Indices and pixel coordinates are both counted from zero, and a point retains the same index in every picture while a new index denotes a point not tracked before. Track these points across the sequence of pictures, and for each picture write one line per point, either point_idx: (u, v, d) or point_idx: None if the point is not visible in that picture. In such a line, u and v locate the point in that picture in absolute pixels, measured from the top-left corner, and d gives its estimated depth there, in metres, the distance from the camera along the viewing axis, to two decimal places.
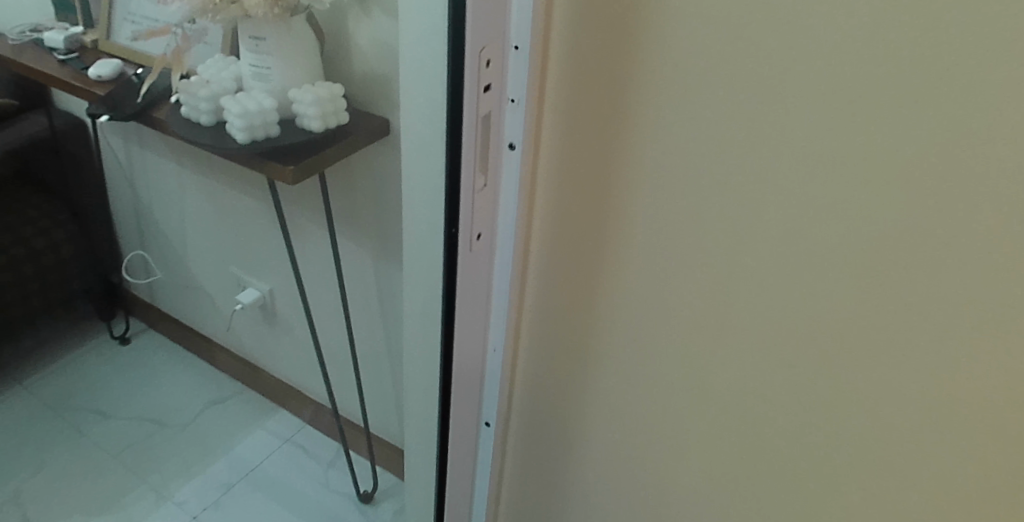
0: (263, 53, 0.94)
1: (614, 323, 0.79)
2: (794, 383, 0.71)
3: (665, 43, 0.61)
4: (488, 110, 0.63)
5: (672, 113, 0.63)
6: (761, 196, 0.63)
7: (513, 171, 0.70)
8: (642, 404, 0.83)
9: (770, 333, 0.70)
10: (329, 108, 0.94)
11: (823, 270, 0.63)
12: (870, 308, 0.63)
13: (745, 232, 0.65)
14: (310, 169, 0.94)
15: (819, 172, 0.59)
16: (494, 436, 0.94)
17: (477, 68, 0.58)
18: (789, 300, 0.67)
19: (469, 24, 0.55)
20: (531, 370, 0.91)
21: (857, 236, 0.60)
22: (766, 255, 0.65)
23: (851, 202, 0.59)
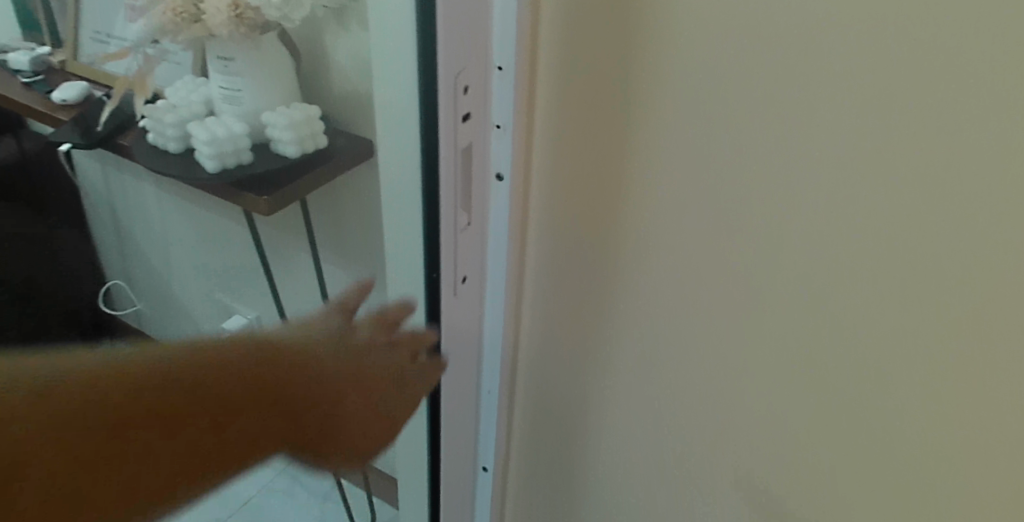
0: (233, 75, 0.87)
1: (617, 357, 0.73)
2: (818, 424, 0.65)
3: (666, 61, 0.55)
4: (470, 141, 0.57)
5: (677, 130, 0.57)
6: (778, 220, 0.57)
7: (502, 202, 0.65)
8: (646, 441, 0.77)
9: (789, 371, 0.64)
10: (305, 131, 0.87)
11: (849, 300, 0.57)
12: (906, 341, 0.56)
13: (759, 264, 0.60)
14: (286, 197, 0.87)
15: (844, 194, 0.53)
16: (493, 479, 0.88)
17: (453, 96, 0.52)
18: (811, 334, 0.61)
19: (441, 49, 0.49)
20: (529, 408, 0.84)
21: (889, 264, 0.54)
22: (786, 284, 0.59)
23: (883, 225, 0.52)
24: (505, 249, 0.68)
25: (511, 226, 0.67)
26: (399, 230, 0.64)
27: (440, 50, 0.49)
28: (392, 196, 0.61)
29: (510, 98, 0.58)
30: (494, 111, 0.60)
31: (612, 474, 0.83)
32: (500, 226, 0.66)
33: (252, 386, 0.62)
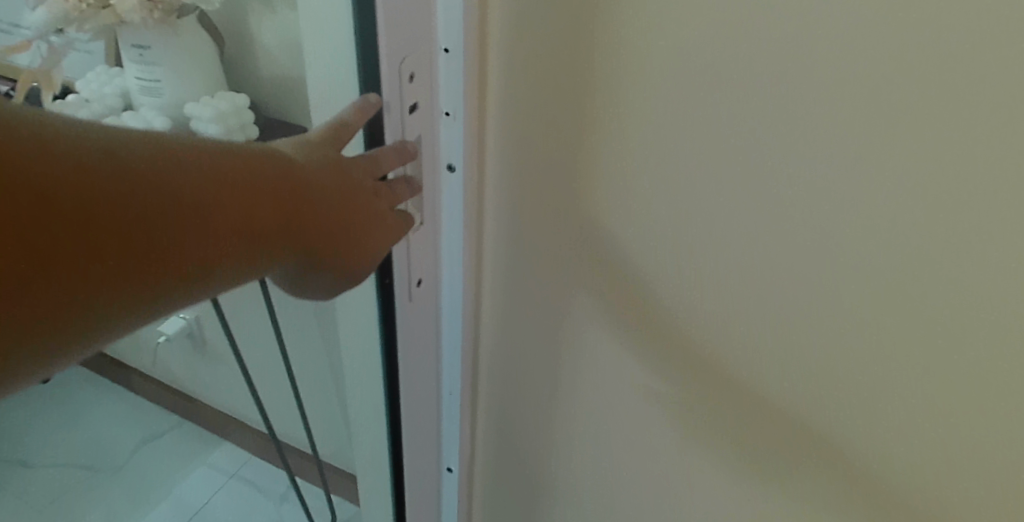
0: (151, 64, 0.79)
1: (583, 351, 0.70)
2: (790, 425, 0.62)
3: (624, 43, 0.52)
4: (418, 133, 0.55)
5: (638, 116, 0.54)
6: (748, 208, 0.54)
7: (455, 195, 0.61)
8: (614, 435, 0.74)
9: (758, 370, 0.61)
10: (233, 123, 0.80)
11: (822, 291, 0.54)
12: (877, 333, 0.54)
13: (726, 255, 0.57)
14: None
15: (815, 180, 0.50)
16: (458, 482, 0.85)
17: (397, 85, 0.51)
18: (781, 330, 0.58)
19: (384, 38, 0.48)
20: (492, 405, 0.81)
21: (861, 253, 0.52)
22: (756, 275, 0.57)
23: (856, 214, 0.50)
24: (461, 244, 0.64)
25: (466, 220, 0.63)
26: None
27: (383, 38, 0.48)
28: None
29: (462, 82, 0.55)
30: (443, 98, 0.56)
31: (580, 474, 0.80)
32: (454, 221, 0.62)
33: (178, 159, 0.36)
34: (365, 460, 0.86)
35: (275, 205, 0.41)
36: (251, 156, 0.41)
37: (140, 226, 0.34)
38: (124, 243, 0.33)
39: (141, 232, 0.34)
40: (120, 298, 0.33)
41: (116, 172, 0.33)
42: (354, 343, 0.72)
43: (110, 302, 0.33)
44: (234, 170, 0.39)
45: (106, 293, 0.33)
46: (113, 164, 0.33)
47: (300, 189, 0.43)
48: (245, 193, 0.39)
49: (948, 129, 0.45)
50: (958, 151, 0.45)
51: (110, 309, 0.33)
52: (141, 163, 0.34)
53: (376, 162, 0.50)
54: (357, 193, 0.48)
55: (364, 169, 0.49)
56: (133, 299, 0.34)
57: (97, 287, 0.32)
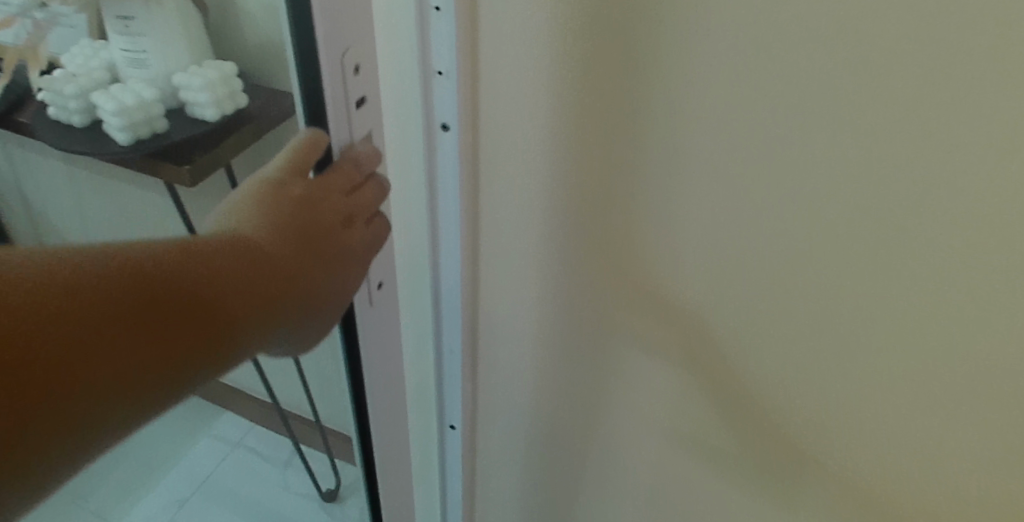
0: (135, 35, 0.79)
1: (582, 300, 0.72)
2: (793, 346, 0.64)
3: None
4: (368, 127, 0.57)
5: (631, 63, 0.56)
6: (737, 149, 0.56)
7: (450, 154, 0.61)
8: (614, 376, 0.77)
9: (756, 299, 0.63)
10: (223, 92, 0.80)
11: (814, 225, 0.57)
12: (862, 259, 0.57)
13: (719, 190, 0.59)
14: (208, 167, 0.80)
15: (802, 118, 0.53)
16: (462, 438, 0.85)
17: (342, 81, 0.52)
18: (782, 257, 0.60)
19: (321, 30, 0.49)
20: (497, 362, 0.82)
21: (847, 187, 0.54)
22: (747, 212, 0.59)
23: (842, 149, 0.53)
24: (458, 202, 0.64)
25: (461, 178, 0.63)
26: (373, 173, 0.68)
27: (320, 32, 0.49)
28: None
29: (452, 42, 0.55)
30: (434, 58, 0.56)
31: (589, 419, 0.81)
32: (451, 180, 0.63)
33: (129, 263, 0.36)
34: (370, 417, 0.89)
35: (240, 277, 0.40)
36: (204, 241, 0.40)
37: (108, 345, 0.33)
38: (95, 365, 0.33)
39: (110, 351, 0.33)
40: (101, 412, 0.33)
41: (72, 294, 0.33)
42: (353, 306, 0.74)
43: (93, 425, 0.33)
44: (191, 263, 0.38)
45: (86, 419, 0.33)
46: (61, 284, 0.33)
47: (262, 257, 0.42)
48: (208, 277, 0.39)
49: (933, 42, 0.46)
50: (941, 67, 0.47)
51: (95, 428, 0.33)
52: (94, 274, 0.34)
53: (334, 186, 0.50)
54: (324, 238, 0.47)
55: (326, 207, 0.48)
56: (117, 406, 0.34)
57: (74, 406, 0.32)
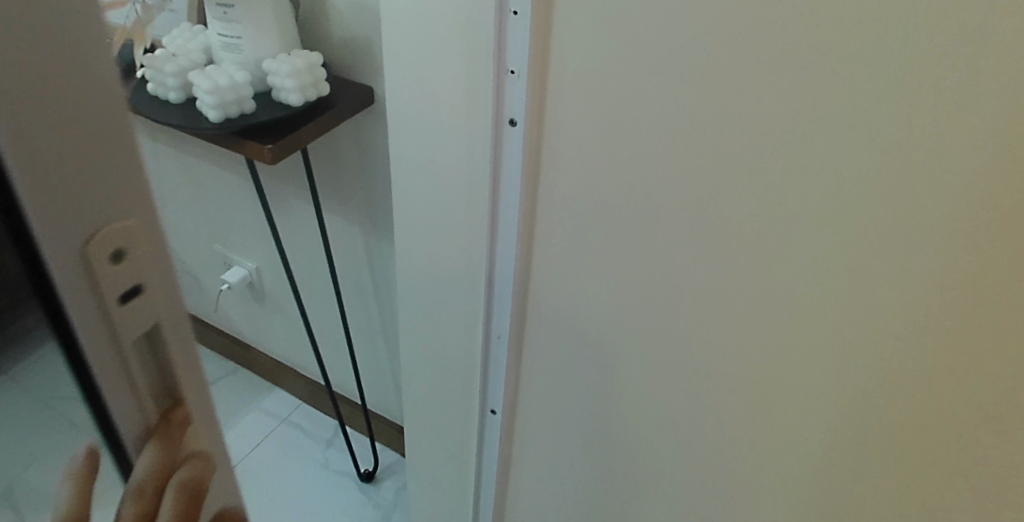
0: (233, 22, 0.86)
1: (628, 320, 0.71)
2: (836, 377, 0.63)
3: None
4: (155, 323, 0.35)
5: (693, 82, 0.54)
6: (799, 176, 0.54)
7: (516, 149, 0.64)
8: (658, 399, 0.74)
9: (806, 330, 0.61)
10: (308, 79, 0.85)
11: (876, 259, 0.55)
12: (919, 298, 0.55)
13: (779, 217, 0.57)
14: (289, 146, 0.85)
15: (870, 147, 0.50)
16: (502, 424, 0.87)
17: (89, 282, 0.31)
18: (843, 289, 0.57)
19: (36, 228, 0.28)
20: (537, 372, 0.81)
21: (912, 219, 0.52)
22: (808, 242, 0.57)
23: (909, 180, 0.50)
24: (517, 196, 0.67)
25: (525, 174, 0.66)
26: (441, 168, 0.71)
27: (37, 234, 0.28)
28: (415, 133, 0.70)
29: (527, 43, 0.58)
30: (509, 57, 0.60)
31: (621, 434, 0.80)
32: (514, 175, 0.66)
33: None
34: (420, 396, 0.95)
35: None
36: None
37: None
38: None
39: None
40: None
41: None
42: (424, 278, 0.81)
43: None
44: None
45: None
46: None
47: None
48: None
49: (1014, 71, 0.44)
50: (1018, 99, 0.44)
51: None
52: None
53: None
54: None
55: None
56: None
57: None
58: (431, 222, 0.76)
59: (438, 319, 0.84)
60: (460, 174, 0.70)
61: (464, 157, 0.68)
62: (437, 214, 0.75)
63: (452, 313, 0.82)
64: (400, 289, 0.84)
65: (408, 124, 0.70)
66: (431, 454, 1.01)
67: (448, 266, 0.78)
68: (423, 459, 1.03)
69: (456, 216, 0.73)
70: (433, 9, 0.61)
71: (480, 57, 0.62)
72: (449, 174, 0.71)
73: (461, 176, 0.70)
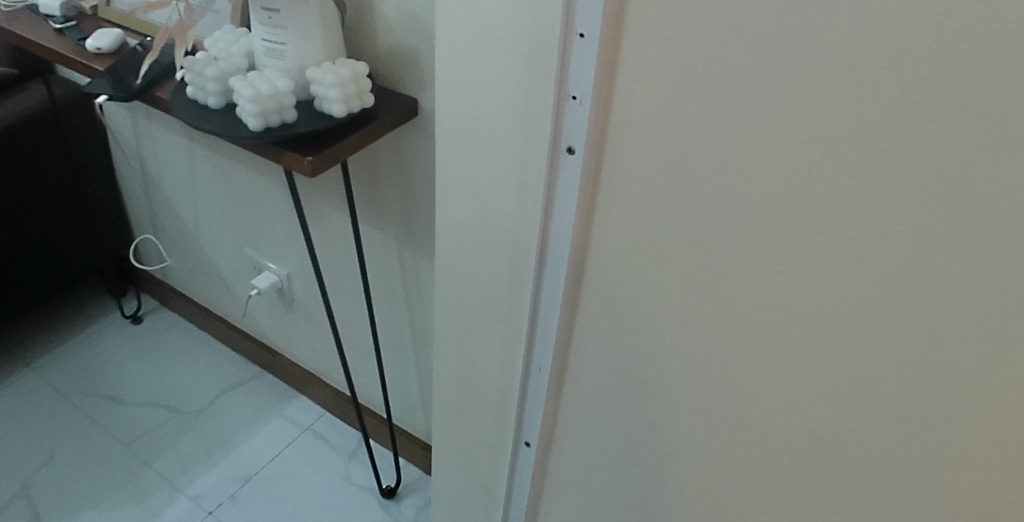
0: (277, 27, 0.83)
1: (678, 365, 0.66)
2: (908, 441, 0.57)
3: (750, 25, 0.47)
4: None
5: (771, 123, 0.50)
6: (882, 234, 0.49)
7: (572, 179, 0.60)
8: (705, 446, 0.70)
9: (877, 390, 0.57)
10: (352, 90, 0.82)
11: (963, 324, 0.50)
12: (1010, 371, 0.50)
13: (855, 275, 0.52)
14: (330, 159, 0.82)
15: (966, 208, 0.45)
16: (536, 457, 0.83)
17: None
18: (922, 352, 0.53)
19: None
20: (577, 407, 0.77)
21: (1008, 288, 0.47)
22: (887, 301, 0.52)
23: (1010, 248, 0.45)
24: (570, 226, 0.63)
25: (580, 204, 0.62)
26: (490, 192, 0.67)
27: None
28: (463, 154, 0.67)
29: (592, 68, 0.54)
30: (571, 82, 0.56)
31: (662, 478, 0.75)
32: (568, 205, 0.62)
33: None
34: (450, 421, 0.91)
35: None
36: None
37: None
38: None
39: None
40: None
41: None
42: (462, 302, 0.78)
43: None
44: None
45: None
46: None
47: None
48: None
49: None
50: None
51: None
52: None
53: None
54: None
55: None
56: None
57: None
58: (474, 246, 0.72)
59: (475, 344, 0.80)
60: (510, 201, 0.66)
61: (516, 184, 0.65)
62: (482, 239, 0.71)
63: (491, 340, 0.78)
64: (437, 313, 0.81)
65: (456, 145, 0.67)
66: (458, 479, 0.98)
67: (490, 293, 0.74)
68: (450, 484, 1.00)
69: (501, 241, 0.70)
70: (492, 28, 0.58)
71: (539, 80, 0.58)
72: (497, 199, 0.67)
73: (511, 202, 0.66)
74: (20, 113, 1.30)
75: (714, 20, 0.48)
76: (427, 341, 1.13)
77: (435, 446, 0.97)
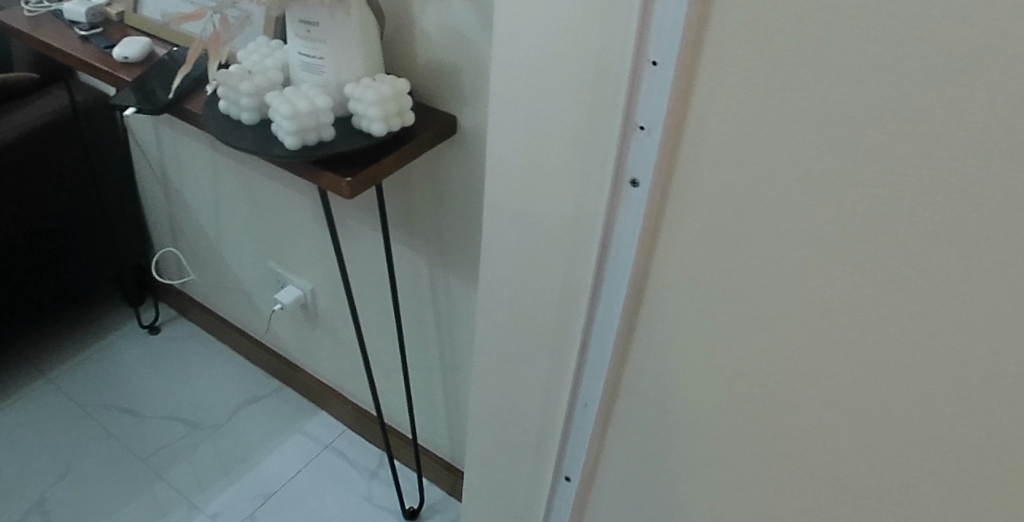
0: (316, 41, 0.80)
1: (737, 409, 0.63)
2: (993, 502, 0.54)
3: (845, 58, 0.43)
4: None
5: (860, 165, 0.46)
6: (980, 285, 0.46)
7: (635, 212, 0.57)
8: (763, 494, 0.66)
9: (961, 449, 0.53)
10: (392, 107, 0.79)
11: None
12: None
13: (946, 327, 0.48)
14: (368, 180, 0.79)
15: None
16: (576, 492, 0.80)
17: None
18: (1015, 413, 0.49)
19: None
20: (624, 445, 0.73)
21: None
22: (980, 356, 0.48)
23: None
24: (629, 260, 0.60)
25: (641, 239, 0.59)
26: (543, 221, 0.64)
27: None
28: (515, 181, 0.64)
29: (663, 98, 0.51)
30: (639, 111, 0.53)
31: None
32: (628, 239, 0.59)
33: None
34: (486, 451, 0.88)
35: None
36: None
37: None
38: None
39: None
40: None
41: None
42: (506, 331, 0.75)
43: None
44: None
45: None
46: None
47: None
48: None
49: None
50: None
51: None
52: None
53: None
54: None
55: None
56: None
57: None
58: (522, 275, 0.69)
59: (517, 375, 0.77)
60: (564, 231, 0.63)
61: (572, 214, 0.62)
62: (531, 268, 0.68)
63: (534, 371, 0.75)
64: (479, 340, 0.78)
65: (509, 171, 0.64)
66: (489, 509, 0.94)
67: (537, 324, 0.71)
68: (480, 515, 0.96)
69: (552, 271, 0.66)
70: (555, 52, 0.55)
71: (604, 108, 0.55)
72: (550, 228, 0.64)
73: (565, 232, 0.63)
74: (41, 118, 1.27)
75: (805, 51, 0.45)
76: (456, 363, 1.10)
77: (467, 475, 0.94)
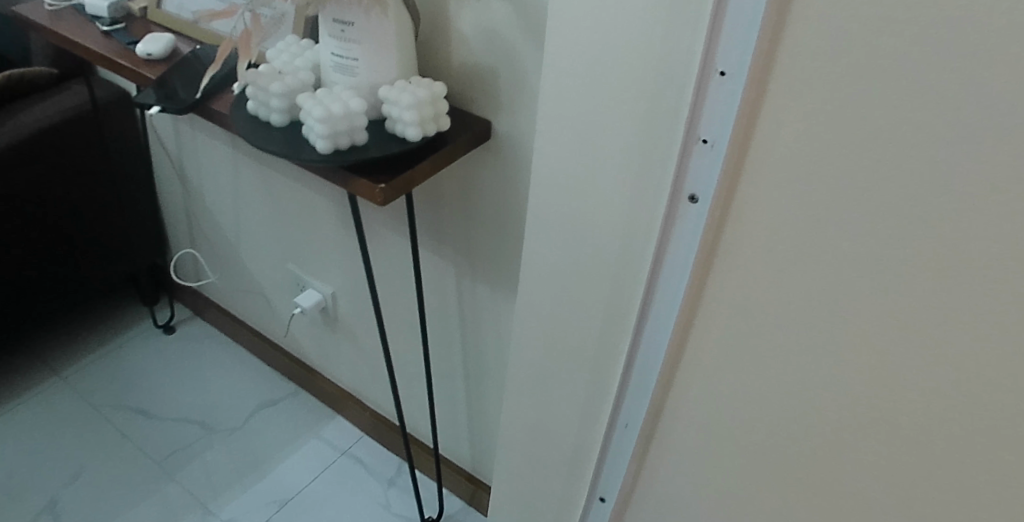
0: (350, 42, 0.77)
1: (791, 438, 0.60)
2: None
3: (939, 75, 0.40)
4: None
5: (947, 189, 0.43)
6: None
7: (692, 229, 0.55)
8: None
9: None
10: (428, 112, 0.76)
11: None
12: None
13: None
14: (402, 186, 0.76)
15: None
16: (611, 513, 0.77)
17: None
18: None
19: None
20: (664, 468, 0.70)
21: None
22: None
23: None
24: (683, 279, 0.57)
25: (697, 258, 0.56)
26: (590, 234, 0.61)
27: None
28: (562, 192, 0.61)
29: (731, 111, 0.48)
30: (702, 124, 0.50)
31: None
32: (683, 257, 0.56)
33: None
34: (516, 467, 0.85)
35: None
36: None
37: None
38: None
39: None
40: None
41: None
42: (544, 347, 0.72)
43: None
44: None
45: None
46: None
47: None
48: None
49: None
50: None
51: None
52: None
53: None
54: None
55: None
56: None
57: None
58: (565, 290, 0.66)
59: (553, 392, 0.74)
60: (611, 246, 0.60)
61: (622, 228, 0.59)
62: (574, 284, 0.65)
63: (572, 388, 0.72)
64: (514, 355, 0.75)
65: (556, 182, 0.61)
66: None
67: (578, 340, 0.69)
68: None
69: (597, 287, 0.64)
70: (612, 60, 0.52)
71: (663, 119, 0.52)
72: (597, 243, 0.61)
73: (614, 247, 0.60)
74: (61, 113, 1.24)
75: (891, 66, 0.42)
76: (480, 372, 1.07)
77: (494, 491, 0.91)
